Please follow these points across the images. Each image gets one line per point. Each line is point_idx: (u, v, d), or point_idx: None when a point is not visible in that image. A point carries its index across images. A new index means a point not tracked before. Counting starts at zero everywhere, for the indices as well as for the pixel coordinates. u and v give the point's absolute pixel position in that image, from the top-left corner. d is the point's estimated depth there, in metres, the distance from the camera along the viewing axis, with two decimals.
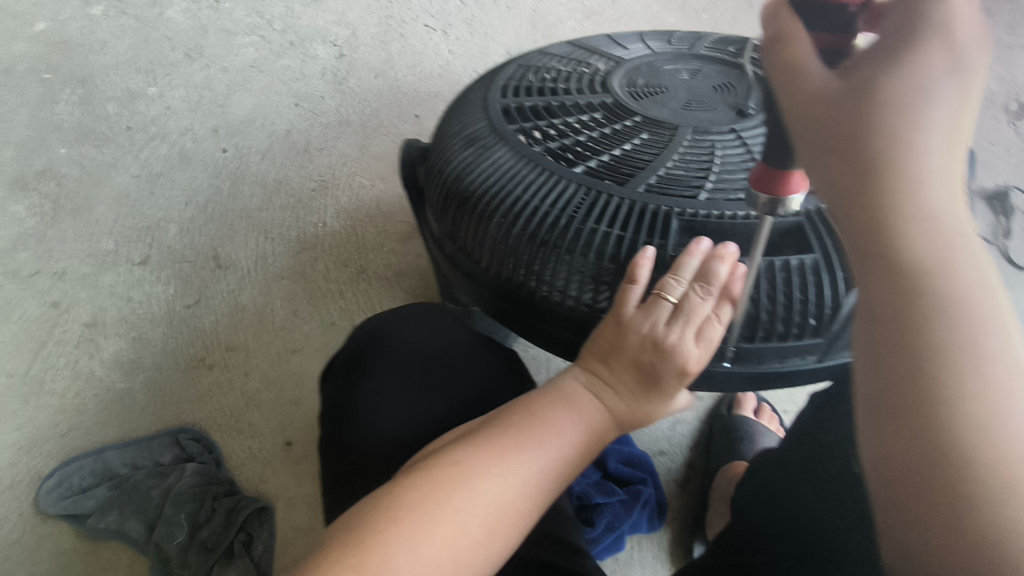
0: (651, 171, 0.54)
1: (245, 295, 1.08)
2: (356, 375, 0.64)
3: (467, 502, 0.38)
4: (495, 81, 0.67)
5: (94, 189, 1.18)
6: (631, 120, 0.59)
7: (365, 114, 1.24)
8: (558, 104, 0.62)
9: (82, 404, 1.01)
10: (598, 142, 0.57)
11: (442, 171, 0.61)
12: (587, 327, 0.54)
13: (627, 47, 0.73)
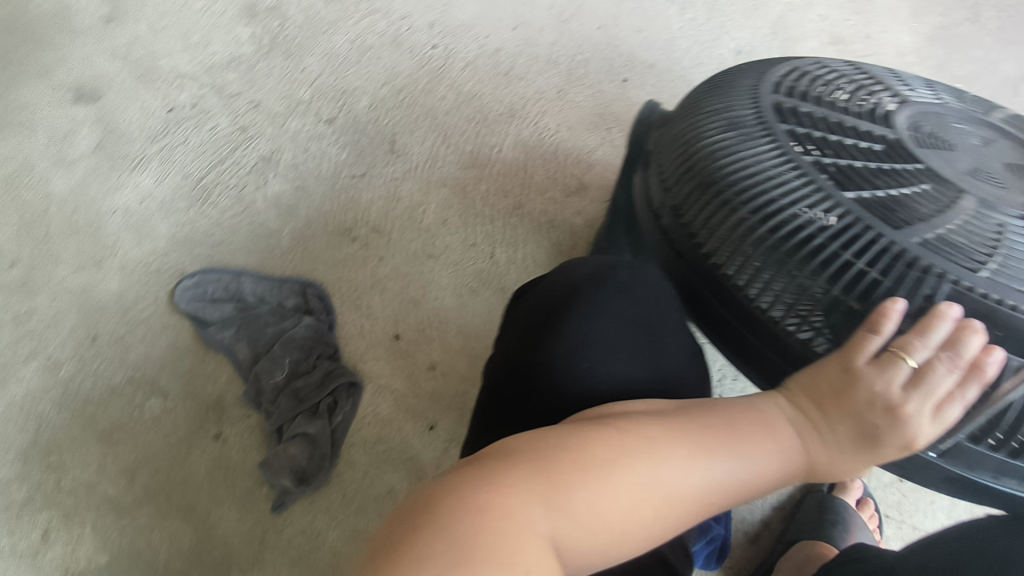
0: (930, 227, 0.54)
1: (406, 187, 1.10)
2: (554, 305, 0.63)
3: (647, 476, 0.42)
4: (769, 73, 0.67)
5: (309, 39, 1.23)
6: (913, 164, 0.58)
7: (575, 59, 1.21)
8: (835, 119, 0.62)
9: (235, 226, 1.08)
10: (873, 175, 0.57)
11: (693, 148, 0.65)
12: (793, 347, 0.58)
13: (914, 86, 0.68)
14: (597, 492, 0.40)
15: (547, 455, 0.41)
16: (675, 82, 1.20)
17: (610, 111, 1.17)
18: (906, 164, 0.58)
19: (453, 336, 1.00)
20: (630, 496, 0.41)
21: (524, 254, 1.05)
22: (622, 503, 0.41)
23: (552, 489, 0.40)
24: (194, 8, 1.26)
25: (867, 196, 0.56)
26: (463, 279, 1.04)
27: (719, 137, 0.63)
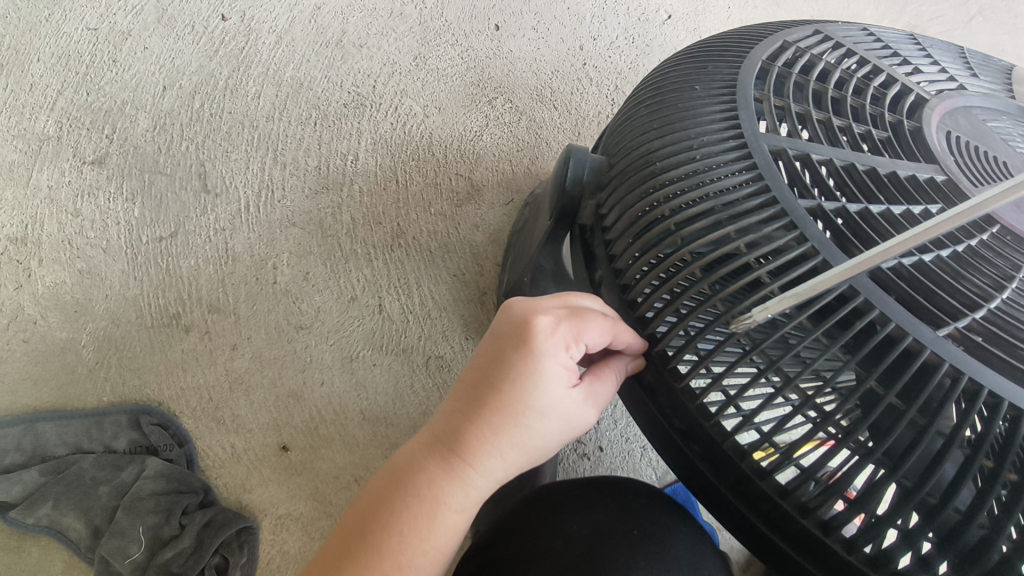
0: (932, 289, 0.32)
1: (239, 239, 0.81)
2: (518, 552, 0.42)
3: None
4: (738, 64, 0.45)
5: (27, 36, 0.82)
6: (922, 198, 0.37)
7: (427, 8, 0.90)
8: (811, 118, 0.41)
9: (5, 351, 0.75)
10: (841, 191, 0.37)
11: (604, 220, 0.44)
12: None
13: (914, 61, 0.49)
14: None
15: None
16: (562, 19, 0.92)
17: (488, 74, 0.88)
18: (980, 232, 0.36)
19: (358, 429, 0.77)
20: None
21: (422, 298, 0.81)
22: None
23: None
24: None
25: (890, 268, 0.33)
26: (351, 349, 0.80)
27: (671, 159, 0.41)
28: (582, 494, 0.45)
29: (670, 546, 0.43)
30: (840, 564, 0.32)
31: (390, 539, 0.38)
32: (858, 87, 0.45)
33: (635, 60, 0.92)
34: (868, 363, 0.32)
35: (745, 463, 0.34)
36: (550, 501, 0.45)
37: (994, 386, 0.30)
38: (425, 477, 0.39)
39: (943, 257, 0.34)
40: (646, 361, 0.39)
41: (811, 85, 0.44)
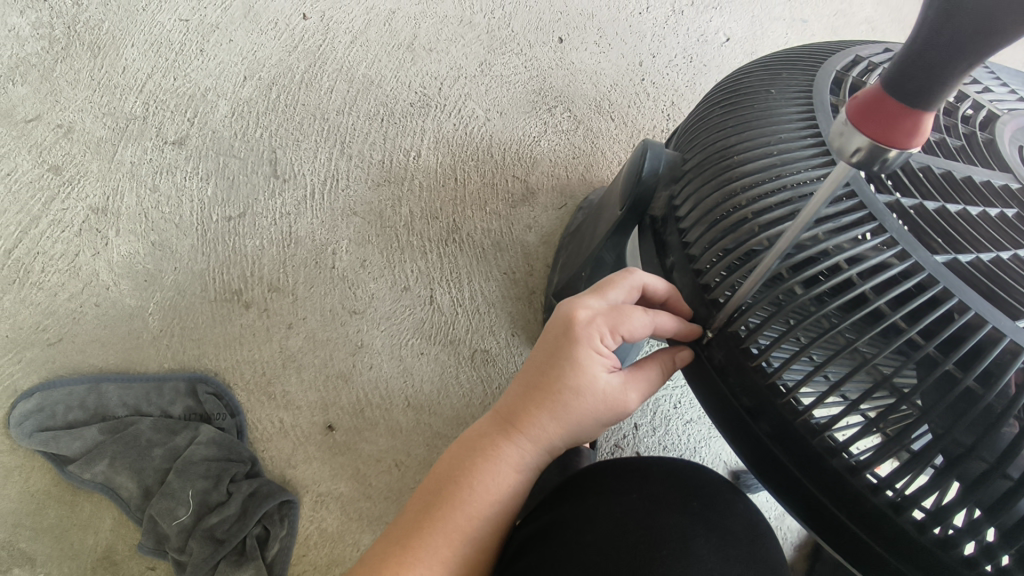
0: (1008, 286, 0.34)
1: (303, 223, 0.84)
2: (578, 516, 0.44)
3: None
4: (817, 72, 0.47)
5: (125, 23, 0.89)
6: (999, 203, 0.39)
7: (495, 17, 0.94)
8: None
9: (77, 313, 0.79)
10: (919, 190, 0.39)
11: (679, 209, 0.46)
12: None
13: (984, 81, 0.50)
14: None
15: None
16: (623, 35, 0.95)
17: (549, 84, 0.92)
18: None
19: (402, 415, 0.79)
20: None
21: (471, 292, 0.84)
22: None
23: None
24: None
25: (967, 262, 0.35)
26: (401, 336, 0.82)
27: (750, 154, 0.43)
28: (639, 469, 0.47)
29: (726, 529, 0.44)
30: (911, 545, 0.35)
31: (454, 506, 0.43)
32: None
33: (691, 79, 0.94)
34: (944, 348, 0.33)
35: (820, 445, 0.37)
36: (605, 472, 0.47)
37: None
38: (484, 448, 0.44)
39: (1020, 256, 0.35)
40: (717, 342, 0.42)
41: None
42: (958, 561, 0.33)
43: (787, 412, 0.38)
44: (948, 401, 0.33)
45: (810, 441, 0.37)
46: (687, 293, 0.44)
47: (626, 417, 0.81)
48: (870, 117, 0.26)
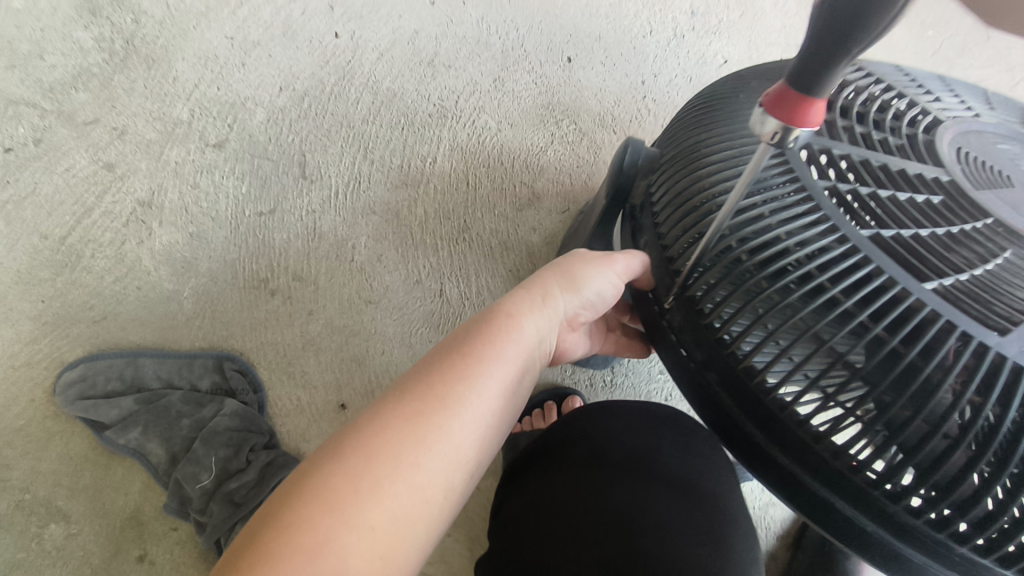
0: (919, 258, 0.40)
1: (326, 220, 0.92)
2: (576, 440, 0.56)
3: (414, 473, 0.40)
4: None
5: (177, 39, 0.99)
6: (929, 192, 0.44)
7: (509, 38, 1.02)
8: (842, 123, 0.48)
9: (120, 294, 0.87)
10: (858, 178, 0.44)
11: (655, 194, 0.52)
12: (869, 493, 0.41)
13: (934, 91, 0.54)
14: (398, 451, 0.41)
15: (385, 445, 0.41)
16: (627, 56, 1.03)
17: (556, 99, 0.99)
18: (975, 222, 0.43)
19: None
20: (420, 491, 0.41)
21: (478, 287, 0.90)
22: (433, 522, 0.42)
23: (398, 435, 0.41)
24: (13, 8, 0.99)
25: (890, 237, 0.41)
26: (412, 325, 0.88)
27: (719, 146, 0.49)
28: (630, 411, 0.58)
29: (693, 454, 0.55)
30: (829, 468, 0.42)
31: (461, 389, 0.44)
32: (881, 107, 0.51)
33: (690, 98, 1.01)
34: (860, 303, 0.39)
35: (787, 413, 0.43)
36: (599, 410, 0.58)
37: (967, 328, 0.37)
38: (488, 340, 0.47)
39: (936, 234, 0.41)
40: (677, 307, 0.49)
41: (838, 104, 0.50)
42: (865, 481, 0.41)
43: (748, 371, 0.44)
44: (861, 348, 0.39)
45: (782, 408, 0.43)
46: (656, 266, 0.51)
47: None
48: (776, 102, 0.32)
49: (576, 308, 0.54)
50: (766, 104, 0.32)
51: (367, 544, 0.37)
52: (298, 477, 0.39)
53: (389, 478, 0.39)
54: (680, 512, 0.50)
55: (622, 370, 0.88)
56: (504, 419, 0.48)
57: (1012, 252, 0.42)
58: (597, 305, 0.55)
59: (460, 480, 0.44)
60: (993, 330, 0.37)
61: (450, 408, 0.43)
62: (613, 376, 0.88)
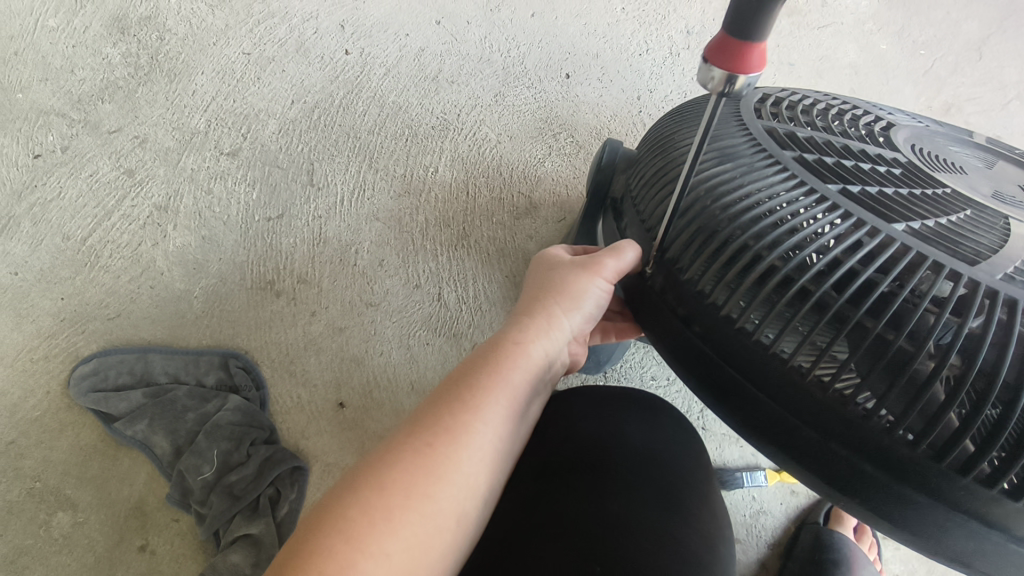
0: (885, 210, 0.41)
1: (331, 226, 0.96)
2: (556, 423, 0.58)
3: (426, 504, 0.41)
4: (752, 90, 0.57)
5: (197, 55, 1.05)
6: (890, 167, 0.47)
7: (511, 56, 1.07)
8: (806, 119, 0.52)
9: (135, 294, 0.92)
10: (824, 148, 0.47)
11: (635, 181, 0.55)
12: (872, 447, 0.40)
13: (887, 110, 0.60)
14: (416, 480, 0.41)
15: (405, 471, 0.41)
16: (624, 73, 1.07)
17: (555, 113, 1.03)
18: (934, 189, 0.45)
19: (406, 397, 0.88)
20: (435, 529, 0.41)
21: (475, 292, 0.93)
22: (448, 558, 0.42)
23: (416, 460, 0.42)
24: (48, 27, 1.05)
25: (857, 192, 0.42)
26: (410, 327, 0.91)
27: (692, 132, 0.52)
28: (609, 397, 0.60)
29: (657, 433, 0.58)
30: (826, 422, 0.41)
31: (471, 424, 0.44)
32: (840, 112, 0.55)
33: None
34: (817, 278, 0.40)
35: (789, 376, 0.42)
36: (581, 395, 0.60)
37: (937, 258, 0.38)
38: (496, 372, 0.47)
39: (900, 195, 0.43)
40: (658, 272, 0.49)
41: (799, 106, 0.54)
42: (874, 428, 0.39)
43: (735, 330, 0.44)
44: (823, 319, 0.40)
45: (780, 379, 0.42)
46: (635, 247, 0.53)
47: None
48: (718, 56, 0.36)
49: (576, 321, 0.53)
50: (710, 57, 0.36)
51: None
52: (315, 518, 0.39)
53: (406, 517, 0.40)
54: (652, 493, 0.53)
55: (615, 375, 0.90)
56: (512, 450, 0.48)
57: (973, 211, 0.44)
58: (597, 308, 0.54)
59: (472, 514, 0.44)
60: (963, 268, 0.38)
61: (461, 445, 0.43)
62: (605, 380, 0.89)
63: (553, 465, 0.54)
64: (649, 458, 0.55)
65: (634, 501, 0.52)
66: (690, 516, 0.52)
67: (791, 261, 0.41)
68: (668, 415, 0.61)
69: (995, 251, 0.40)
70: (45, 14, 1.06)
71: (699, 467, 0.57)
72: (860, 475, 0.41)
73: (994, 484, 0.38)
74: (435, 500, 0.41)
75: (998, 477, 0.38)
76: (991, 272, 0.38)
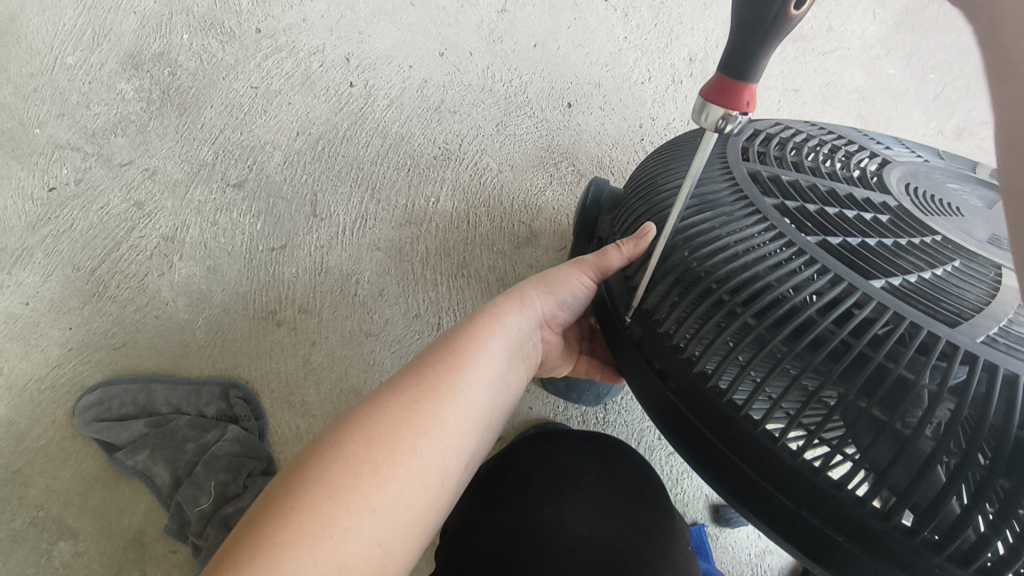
0: (864, 264, 0.40)
1: (333, 255, 0.97)
2: (527, 463, 0.64)
3: (393, 481, 0.40)
4: (744, 127, 0.57)
5: (207, 89, 1.08)
6: (876, 214, 0.46)
7: (513, 86, 1.07)
8: (795, 160, 0.51)
9: (141, 323, 0.93)
10: (807, 196, 0.46)
11: (621, 221, 0.55)
12: (843, 523, 0.37)
13: (885, 145, 0.58)
14: (383, 459, 0.40)
15: (372, 450, 0.40)
16: (626, 102, 1.07)
17: (556, 142, 1.03)
18: (922, 237, 0.44)
19: None
20: (399, 504, 0.40)
21: None
22: (414, 536, 0.41)
23: (381, 436, 0.41)
24: (66, 64, 1.09)
25: (836, 243, 0.42)
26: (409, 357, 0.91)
27: (673, 176, 0.52)
28: (576, 439, 0.67)
29: (620, 470, 0.63)
30: (797, 483, 0.39)
31: (433, 402, 0.44)
32: (833, 149, 0.55)
33: None
34: (790, 339, 0.39)
35: (758, 437, 0.40)
36: (550, 438, 0.67)
37: (914, 319, 0.37)
38: (462, 353, 0.47)
39: (883, 245, 0.42)
40: (635, 320, 0.48)
41: (789, 144, 0.54)
42: (846, 496, 0.37)
43: (706, 386, 0.42)
44: (810, 366, 0.38)
45: (747, 436, 0.40)
46: (617, 290, 0.52)
47: None
48: (716, 93, 0.34)
49: (553, 310, 0.54)
50: (706, 96, 0.34)
51: (347, 560, 0.37)
52: (266, 499, 0.38)
53: (364, 492, 0.39)
54: (613, 525, 0.58)
55: (615, 408, 0.88)
56: (482, 431, 0.47)
57: (962, 260, 0.43)
58: (572, 308, 0.56)
59: (440, 494, 0.43)
60: (944, 326, 0.37)
61: (424, 419, 0.43)
62: (605, 413, 0.88)
63: (523, 502, 0.60)
64: (611, 495, 0.61)
65: (595, 530, 0.57)
66: (650, 543, 0.57)
67: (781, 305, 0.39)
68: (635, 456, 0.66)
69: (979, 309, 0.39)
70: (64, 52, 1.10)
71: (665, 503, 0.61)
72: (831, 546, 0.38)
73: (970, 563, 0.34)
74: (401, 482, 0.40)
75: (975, 554, 0.34)
76: (976, 329, 0.37)
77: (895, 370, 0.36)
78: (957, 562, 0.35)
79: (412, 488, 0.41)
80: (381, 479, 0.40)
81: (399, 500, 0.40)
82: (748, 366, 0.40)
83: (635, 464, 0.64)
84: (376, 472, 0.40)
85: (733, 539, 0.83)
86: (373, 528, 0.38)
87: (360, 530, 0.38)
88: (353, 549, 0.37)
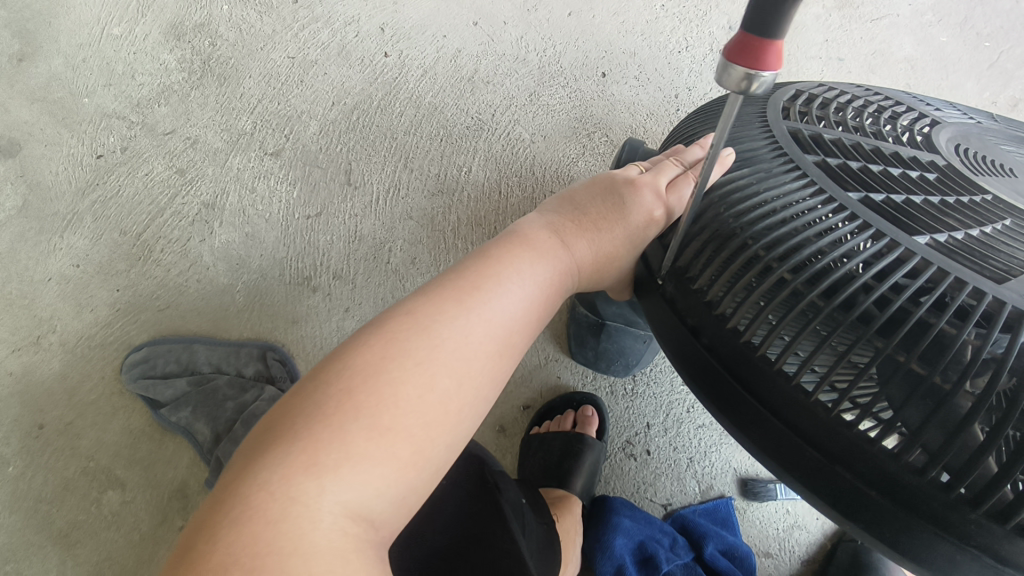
0: (909, 219, 0.40)
1: (367, 224, 0.98)
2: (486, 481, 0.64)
3: (346, 441, 0.37)
4: (786, 86, 0.55)
5: (247, 58, 1.10)
6: (923, 172, 0.45)
7: (546, 56, 1.07)
8: (838, 120, 0.50)
9: (183, 287, 0.97)
10: (850, 153, 0.45)
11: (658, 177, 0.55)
12: (878, 475, 0.37)
13: (935, 106, 0.56)
14: (339, 418, 0.37)
15: (321, 412, 0.38)
16: (662, 71, 1.05)
17: (590, 113, 1.02)
18: (971, 196, 0.43)
19: None
20: (366, 446, 0.37)
21: None
22: (388, 491, 0.37)
23: (339, 396, 0.38)
24: (112, 35, 1.12)
25: (879, 199, 0.41)
26: None
27: None
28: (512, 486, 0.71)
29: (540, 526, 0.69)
30: (828, 432, 0.39)
31: (395, 347, 0.41)
32: (878, 110, 0.53)
33: None
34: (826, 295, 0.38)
35: (791, 392, 0.40)
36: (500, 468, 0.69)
37: (959, 274, 0.36)
38: (431, 305, 0.44)
39: (929, 202, 0.41)
40: (669, 278, 0.48)
41: (832, 104, 0.52)
42: (879, 453, 0.37)
43: (739, 342, 0.42)
44: (847, 322, 0.37)
45: (777, 390, 0.40)
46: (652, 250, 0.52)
47: (639, 417, 0.86)
48: (738, 52, 0.32)
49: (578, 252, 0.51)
50: (729, 56, 0.32)
51: (335, 500, 0.35)
52: (221, 489, 0.37)
53: (345, 446, 0.36)
54: None
55: (644, 379, 0.89)
56: (476, 377, 0.43)
57: (1012, 220, 0.42)
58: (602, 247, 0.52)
59: (442, 420, 0.40)
60: (992, 281, 0.36)
61: (387, 356, 0.40)
62: (634, 384, 0.89)
63: None
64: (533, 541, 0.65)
65: None
66: None
67: (815, 263, 0.39)
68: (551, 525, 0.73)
69: None
70: (110, 24, 1.13)
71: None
72: (864, 501, 0.38)
73: (1006, 520, 0.34)
74: (362, 434, 0.37)
75: (1013, 511, 0.34)
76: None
77: (936, 325, 0.35)
78: (994, 518, 0.35)
79: (376, 434, 0.37)
80: (331, 436, 0.37)
81: (359, 454, 0.37)
82: (783, 322, 0.40)
83: (546, 529, 0.70)
84: (324, 426, 0.37)
85: (761, 514, 0.83)
86: (332, 486, 0.35)
87: (317, 494, 0.35)
88: (309, 511, 0.35)
